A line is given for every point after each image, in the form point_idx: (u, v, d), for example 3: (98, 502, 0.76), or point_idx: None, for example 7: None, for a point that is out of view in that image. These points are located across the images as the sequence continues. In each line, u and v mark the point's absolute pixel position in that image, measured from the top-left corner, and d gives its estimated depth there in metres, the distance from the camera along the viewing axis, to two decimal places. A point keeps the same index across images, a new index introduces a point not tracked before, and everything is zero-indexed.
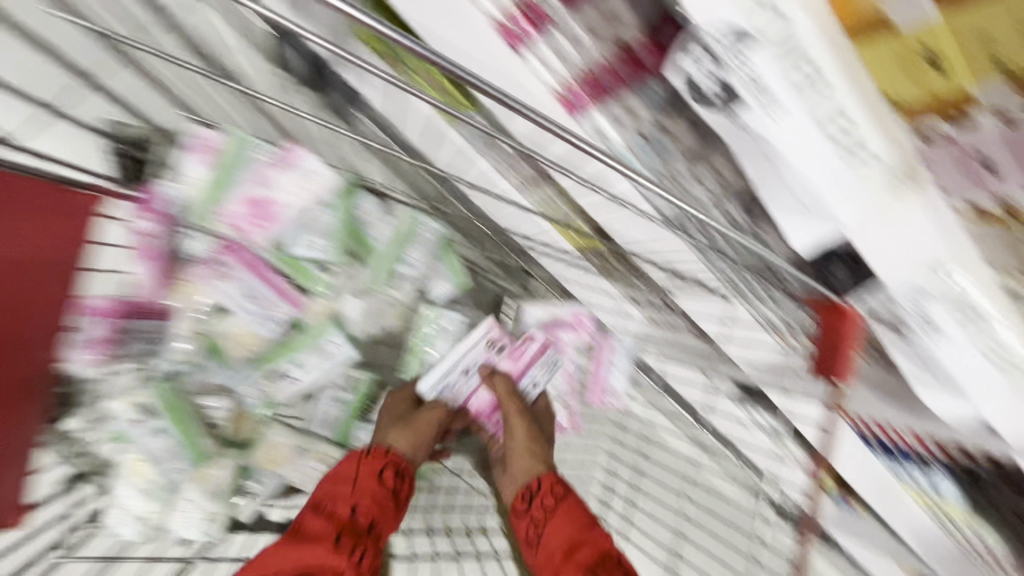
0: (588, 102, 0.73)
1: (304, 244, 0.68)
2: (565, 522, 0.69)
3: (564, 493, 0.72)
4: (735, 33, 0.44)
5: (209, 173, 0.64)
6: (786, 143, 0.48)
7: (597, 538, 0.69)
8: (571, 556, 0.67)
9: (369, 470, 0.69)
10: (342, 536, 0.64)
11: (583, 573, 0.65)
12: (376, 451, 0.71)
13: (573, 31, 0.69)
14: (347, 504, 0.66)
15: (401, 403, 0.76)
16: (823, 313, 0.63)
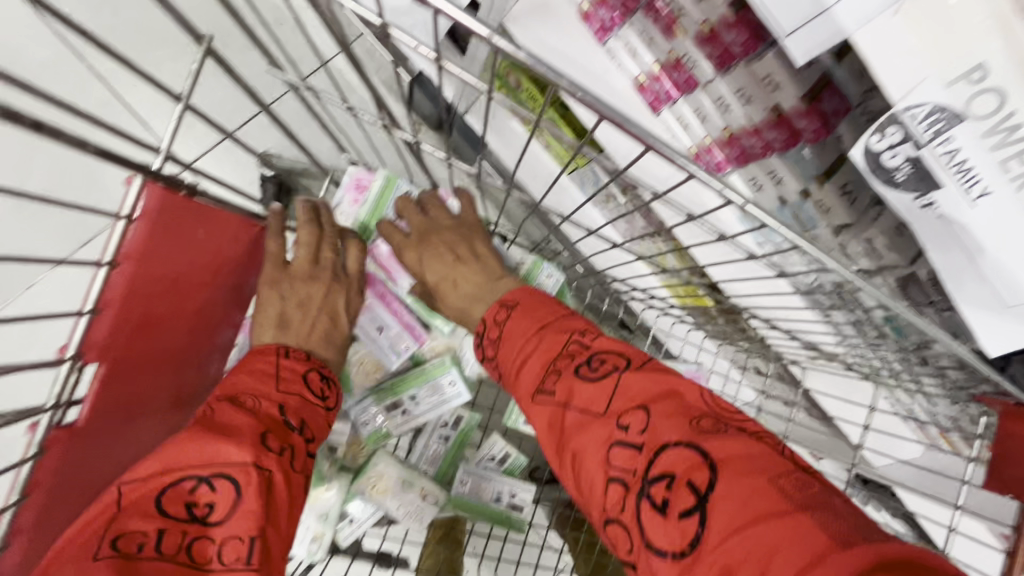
0: (728, 167, 0.69)
1: None
2: (519, 323, 0.57)
3: (513, 305, 0.59)
4: (937, 110, 0.40)
5: (366, 207, 0.68)
6: (988, 232, 0.43)
7: (554, 338, 0.55)
8: (522, 375, 0.55)
9: (294, 376, 0.55)
10: (310, 390, 0.55)
11: (540, 388, 0.53)
12: (296, 355, 0.56)
13: (720, 93, 0.67)
14: (273, 402, 0.52)
15: (308, 295, 0.59)
16: (1005, 418, 0.56)
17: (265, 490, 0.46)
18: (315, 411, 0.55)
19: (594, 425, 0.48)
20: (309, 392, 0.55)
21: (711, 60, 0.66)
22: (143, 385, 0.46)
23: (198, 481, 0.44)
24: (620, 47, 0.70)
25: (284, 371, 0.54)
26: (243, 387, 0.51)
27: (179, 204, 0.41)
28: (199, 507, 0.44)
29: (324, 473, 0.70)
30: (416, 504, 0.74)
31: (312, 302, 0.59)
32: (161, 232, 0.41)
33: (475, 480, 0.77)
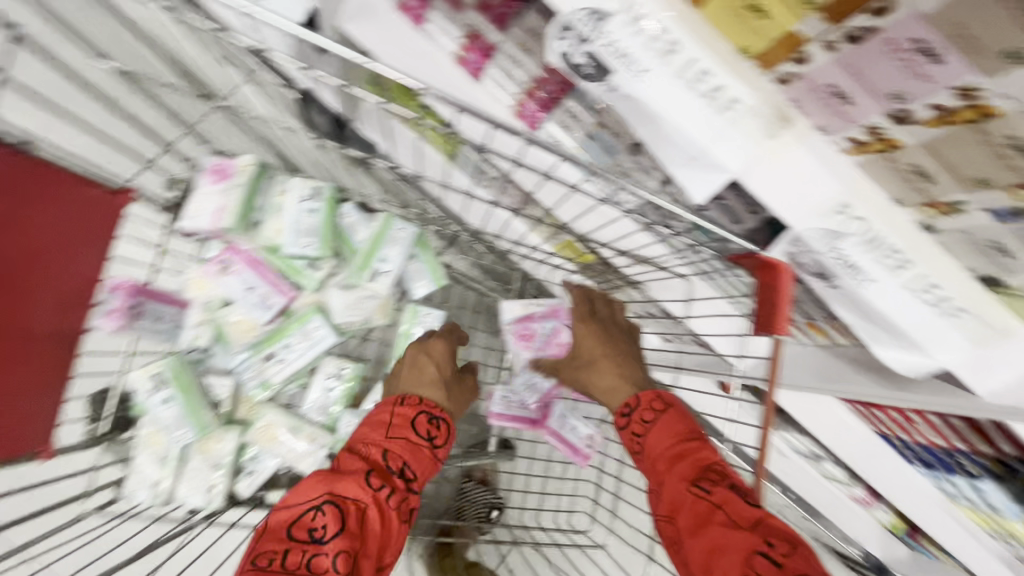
0: (541, 115, 0.85)
1: (296, 242, 0.78)
2: (659, 433, 0.67)
3: (667, 405, 0.69)
4: (589, 11, 0.52)
5: (238, 192, 0.76)
6: (657, 99, 0.55)
7: (696, 450, 0.65)
8: (671, 468, 0.64)
9: (402, 420, 0.69)
10: (421, 433, 0.69)
11: (690, 485, 0.62)
12: (393, 399, 0.72)
13: (514, 52, 0.81)
14: (381, 447, 0.66)
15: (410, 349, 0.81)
16: (758, 270, 0.65)
17: (361, 523, 0.60)
18: (428, 452, 0.68)
19: (727, 530, 0.56)
20: (421, 436, 0.69)
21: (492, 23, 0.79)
22: None
23: (311, 510, 0.59)
24: (435, 30, 0.86)
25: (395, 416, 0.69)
26: (362, 438, 0.67)
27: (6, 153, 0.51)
28: (319, 530, 0.57)
29: (210, 425, 0.77)
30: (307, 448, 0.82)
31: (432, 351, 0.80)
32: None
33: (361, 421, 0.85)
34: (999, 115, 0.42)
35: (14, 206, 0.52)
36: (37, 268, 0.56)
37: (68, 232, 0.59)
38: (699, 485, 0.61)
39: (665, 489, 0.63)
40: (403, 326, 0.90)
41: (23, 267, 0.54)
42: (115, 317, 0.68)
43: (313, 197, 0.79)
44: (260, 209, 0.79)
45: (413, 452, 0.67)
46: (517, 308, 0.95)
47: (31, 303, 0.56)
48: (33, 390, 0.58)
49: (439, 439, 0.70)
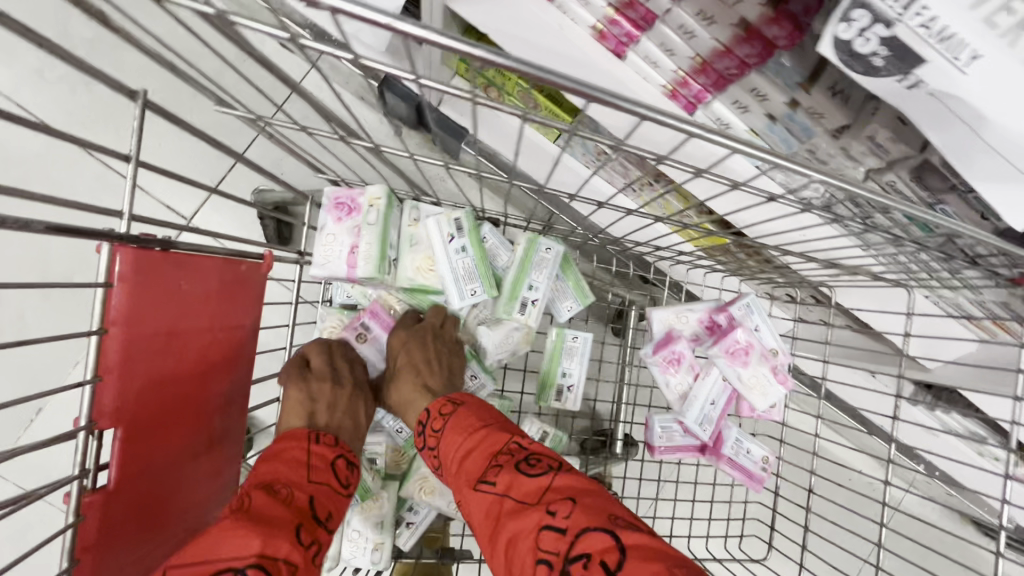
0: (708, 94, 0.69)
1: (465, 293, 0.69)
2: (452, 437, 0.59)
3: (459, 405, 0.62)
4: None
5: (373, 232, 0.66)
6: (987, 98, 0.39)
7: (488, 439, 0.58)
8: (465, 469, 0.56)
9: (298, 454, 0.54)
10: (479, 461, 0.56)
11: (478, 484, 0.54)
12: (301, 433, 0.56)
13: (681, 20, 0.64)
14: (304, 492, 0.51)
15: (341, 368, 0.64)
16: None
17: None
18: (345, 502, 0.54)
19: (528, 511, 0.50)
20: (482, 461, 0.56)
21: None
22: (170, 443, 0.44)
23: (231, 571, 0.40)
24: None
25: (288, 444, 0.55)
26: (448, 448, 0.59)
27: (154, 255, 0.40)
28: None
29: (370, 486, 0.72)
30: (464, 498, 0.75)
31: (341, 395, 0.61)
32: (143, 287, 0.40)
33: None
34: None
35: (178, 314, 0.43)
36: (208, 374, 0.47)
37: (231, 321, 0.49)
38: (487, 481, 0.54)
39: (464, 499, 0.55)
40: (548, 357, 0.80)
41: (195, 378, 0.45)
42: None
43: (457, 234, 0.68)
44: (394, 245, 0.69)
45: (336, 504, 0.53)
46: (669, 317, 0.82)
47: (211, 411, 0.48)
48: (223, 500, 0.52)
49: (350, 481, 0.56)
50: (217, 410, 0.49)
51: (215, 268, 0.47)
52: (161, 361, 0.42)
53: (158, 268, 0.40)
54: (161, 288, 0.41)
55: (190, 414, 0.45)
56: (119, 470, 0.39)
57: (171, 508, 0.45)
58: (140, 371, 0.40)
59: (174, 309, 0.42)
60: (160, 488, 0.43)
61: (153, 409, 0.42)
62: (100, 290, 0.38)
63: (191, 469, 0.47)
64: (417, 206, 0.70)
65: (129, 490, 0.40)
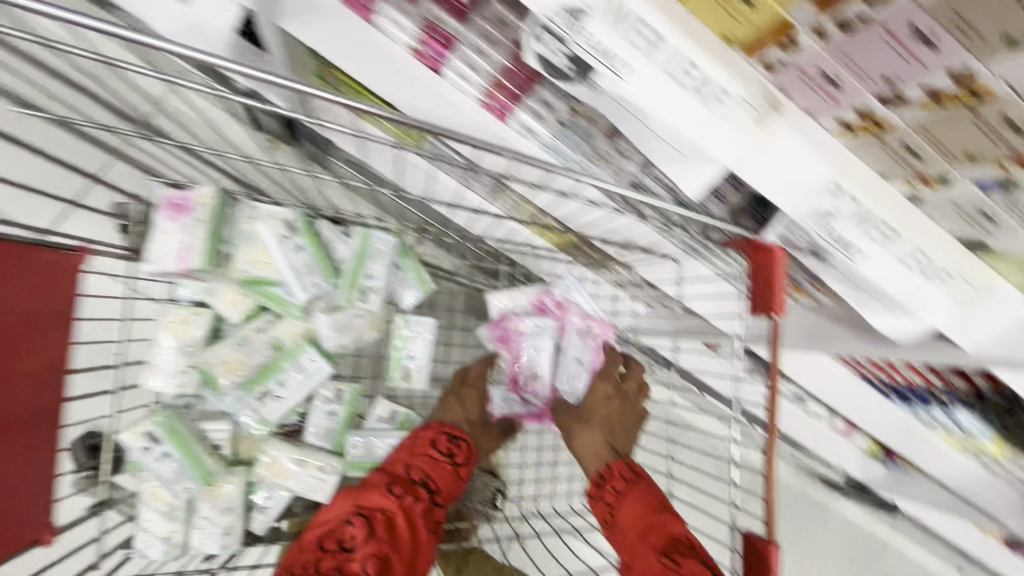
0: (513, 105, 0.81)
1: (305, 286, 0.76)
2: (633, 499, 0.70)
3: (637, 479, 0.73)
4: (563, 10, 0.49)
5: (203, 228, 0.71)
6: (644, 97, 0.53)
7: (666, 520, 0.66)
8: (643, 535, 0.66)
9: (425, 445, 0.79)
10: (662, 537, 0.64)
11: (660, 555, 0.62)
12: (432, 428, 0.81)
13: (475, 43, 0.76)
14: (421, 479, 0.76)
15: (458, 391, 0.93)
16: (749, 252, 0.66)
17: (387, 526, 0.69)
18: (447, 468, 0.78)
19: None
20: (663, 539, 0.64)
21: (451, 15, 0.73)
22: None
23: None
24: (387, 23, 0.79)
25: (420, 438, 0.80)
26: (628, 509, 0.69)
27: None
28: None
29: (213, 471, 0.75)
30: (316, 477, 0.80)
31: (468, 399, 0.92)
32: None
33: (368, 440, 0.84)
34: (992, 94, 0.43)
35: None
36: (11, 349, 0.53)
37: (33, 304, 0.56)
38: (671, 556, 0.61)
39: (638, 558, 0.64)
40: (393, 346, 0.88)
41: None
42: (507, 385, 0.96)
43: (290, 233, 0.75)
44: (228, 241, 0.75)
45: (435, 473, 0.77)
46: (503, 300, 0.95)
47: (13, 384, 0.54)
48: (25, 478, 0.56)
49: (458, 458, 0.80)
50: (21, 385, 0.54)
51: (12, 253, 0.54)
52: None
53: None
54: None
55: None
56: None
57: None
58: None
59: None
60: None
61: None
62: None
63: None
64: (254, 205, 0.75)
65: None
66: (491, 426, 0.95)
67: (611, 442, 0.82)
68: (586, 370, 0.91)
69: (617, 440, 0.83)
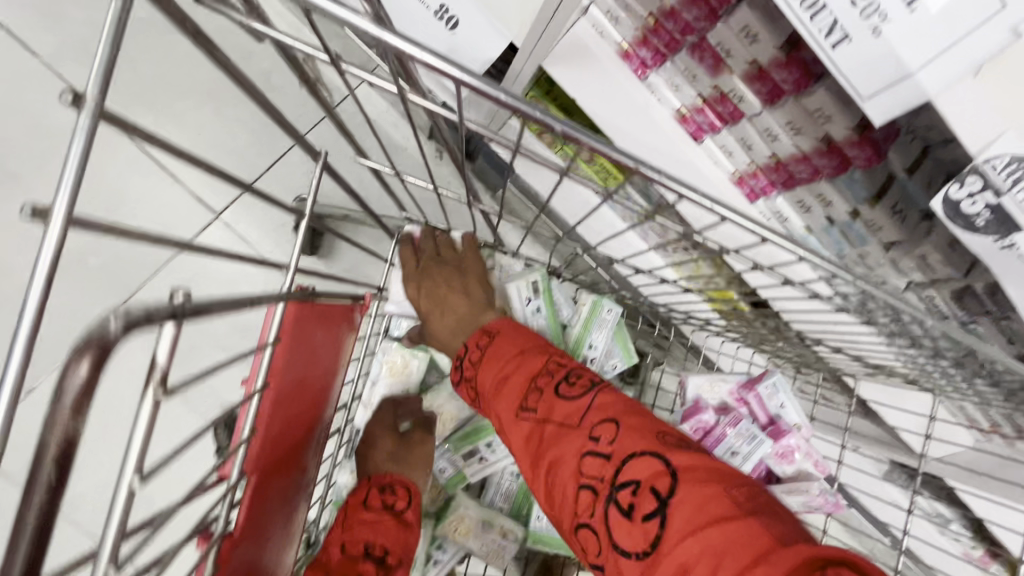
0: (774, 189, 0.74)
1: None
2: (490, 364, 0.57)
3: (495, 332, 0.60)
4: (1019, 160, 0.42)
5: None
6: None
7: (531, 361, 0.56)
8: (498, 397, 0.56)
9: (355, 502, 0.60)
10: (526, 397, 0.54)
11: (520, 412, 0.54)
12: (369, 481, 0.62)
13: (769, 125, 0.68)
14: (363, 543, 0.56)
15: (367, 444, 0.67)
16: None
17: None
18: (390, 521, 0.59)
19: (569, 437, 0.51)
20: (563, 397, 0.53)
21: (759, 96, 0.67)
22: (277, 483, 0.51)
23: None
24: (662, 83, 0.74)
25: (347, 503, 0.60)
26: (484, 372, 0.57)
27: (308, 317, 0.48)
28: None
29: None
30: (496, 543, 0.76)
31: (377, 445, 0.66)
32: (292, 349, 0.47)
33: (550, 513, 0.78)
34: None
35: (310, 362, 0.51)
36: (310, 420, 0.54)
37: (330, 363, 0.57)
38: (527, 408, 0.54)
39: (507, 426, 0.55)
40: None
41: (305, 416, 0.53)
42: (702, 432, 0.83)
43: (533, 295, 0.72)
44: None
45: (375, 530, 0.57)
46: (704, 386, 0.86)
47: (306, 442, 0.55)
48: (290, 543, 0.58)
49: (401, 504, 0.61)
50: (311, 442, 0.56)
51: (337, 317, 0.54)
52: (291, 403, 0.49)
53: (308, 320, 0.48)
54: (308, 336, 0.49)
55: (293, 458, 0.53)
56: (246, 513, 0.46)
57: (267, 542, 0.51)
58: (278, 412, 0.47)
59: (310, 355, 0.50)
60: (263, 525, 0.50)
61: (275, 451, 0.49)
62: (266, 352, 0.44)
63: (286, 509, 0.54)
64: (499, 262, 0.75)
65: (248, 529, 0.47)
66: (415, 437, 0.69)
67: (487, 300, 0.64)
68: (810, 505, 0.80)
69: (461, 330, 0.63)
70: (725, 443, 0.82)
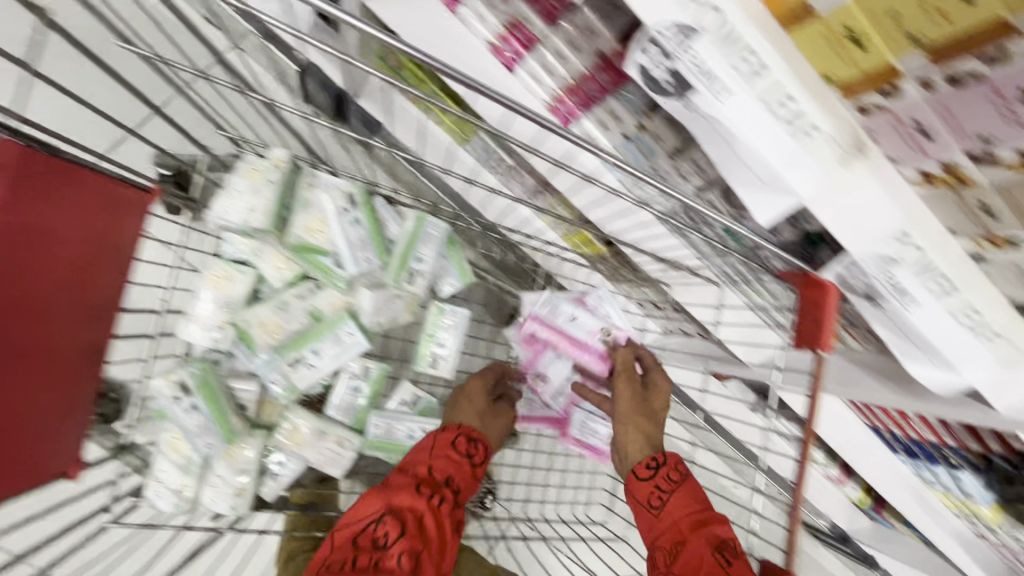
0: (579, 112, 0.81)
1: (358, 261, 0.76)
2: (682, 496, 0.66)
3: (686, 473, 0.69)
4: (679, 28, 0.50)
5: (271, 190, 0.72)
6: (738, 124, 0.54)
7: (715, 519, 0.64)
8: (692, 531, 0.64)
9: (443, 442, 0.75)
10: (715, 551, 0.61)
11: (712, 550, 0.61)
12: (453, 425, 0.77)
13: (556, 46, 0.76)
14: (427, 464, 0.73)
15: (457, 395, 0.83)
16: (803, 287, 0.67)
17: (420, 526, 0.67)
18: (468, 468, 0.74)
19: None
20: (721, 557, 0.60)
21: (540, 15, 0.74)
22: (29, 327, 0.51)
23: None
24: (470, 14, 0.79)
25: (442, 438, 0.75)
26: (677, 509, 0.66)
27: (34, 157, 0.49)
28: None
29: (237, 430, 0.75)
30: (334, 451, 0.80)
31: (476, 394, 0.82)
32: (19, 178, 0.48)
33: (388, 422, 0.83)
34: None
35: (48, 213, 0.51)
36: (84, 273, 0.56)
37: (111, 227, 0.59)
38: (723, 555, 0.60)
39: (686, 548, 0.63)
40: (426, 329, 0.88)
41: (71, 271, 0.55)
42: (529, 344, 0.94)
43: (350, 205, 0.75)
44: (288, 206, 0.75)
45: (457, 467, 0.73)
46: (537, 302, 0.93)
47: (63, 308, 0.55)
48: (74, 414, 0.58)
49: (478, 458, 0.76)
50: (84, 305, 0.57)
51: (89, 183, 0.55)
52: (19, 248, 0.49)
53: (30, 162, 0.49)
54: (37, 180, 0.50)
55: (54, 311, 0.54)
56: None
57: (21, 395, 0.51)
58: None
59: (52, 211, 0.52)
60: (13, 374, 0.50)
61: (17, 287, 0.50)
62: None
63: (49, 367, 0.54)
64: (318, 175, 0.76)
65: None
66: (501, 407, 0.85)
67: (653, 431, 0.75)
68: None
69: (645, 432, 0.75)
70: (546, 353, 0.93)
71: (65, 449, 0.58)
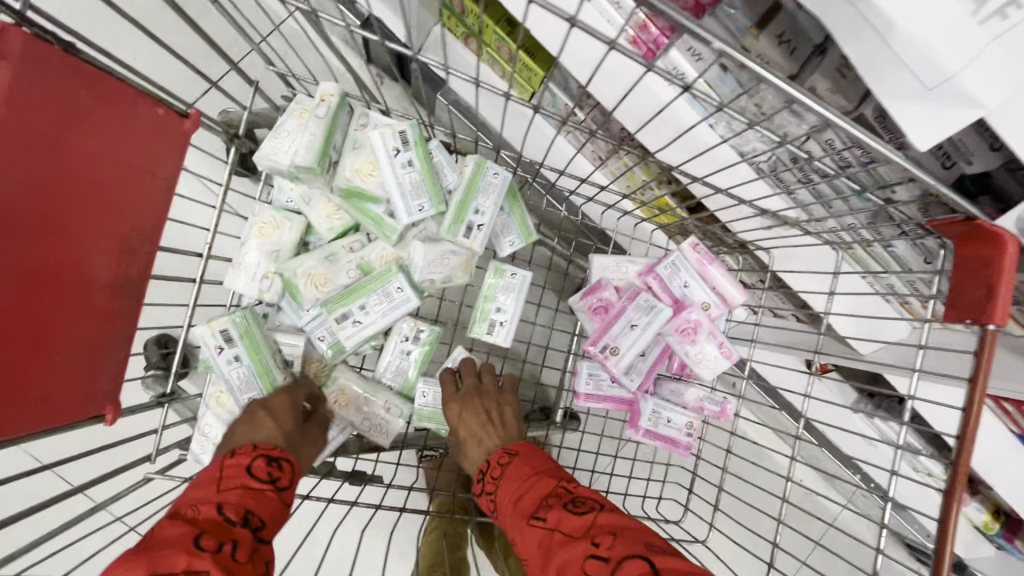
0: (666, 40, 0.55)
1: (411, 208, 0.69)
2: (510, 480, 0.61)
3: (515, 452, 0.65)
4: None
5: (319, 126, 0.66)
6: (902, 3, 0.40)
7: (543, 481, 0.60)
8: (519, 507, 0.58)
9: (235, 471, 0.53)
10: (535, 514, 0.56)
11: (531, 519, 0.56)
12: (247, 448, 0.56)
13: None
14: (214, 502, 0.49)
15: (256, 415, 0.62)
16: (965, 241, 0.51)
17: None
18: (274, 497, 0.54)
19: (573, 543, 0.51)
20: (543, 520, 0.55)
21: None
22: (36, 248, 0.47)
23: None
24: None
25: (226, 467, 0.53)
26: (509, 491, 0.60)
27: (45, 49, 0.45)
28: None
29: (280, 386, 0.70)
30: (381, 417, 0.75)
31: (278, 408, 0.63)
32: (22, 70, 0.43)
33: (437, 391, 0.77)
34: None
35: (64, 118, 0.47)
36: (108, 202, 0.52)
37: (144, 155, 0.55)
38: (539, 516, 0.56)
39: (519, 537, 0.56)
40: (483, 291, 0.79)
41: (93, 194, 0.50)
42: (598, 313, 0.81)
43: (403, 147, 0.68)
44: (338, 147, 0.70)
45: (258, 501, 0.52)
46: (610, 266, 0.82)
47: (91, 228, 0.51)
48: (106, 360, 0.55)
49: (285, 481, 0.56)
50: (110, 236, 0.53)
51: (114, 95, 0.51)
52: (33, 150, 0.45)
53: (46, 58, 0.45)
54: (48, 78, 0.46)
55: (76, 236, 0.50)
56: None
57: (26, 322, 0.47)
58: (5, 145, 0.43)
59: (69, 121, 0.47)
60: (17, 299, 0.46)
61: (23, 200, 0.45)
62: None
63: (63, 302, 0.50)
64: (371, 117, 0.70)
65: None
66: (310, 428, 0.66)
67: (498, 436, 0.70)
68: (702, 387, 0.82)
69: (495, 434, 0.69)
70: (617, 324, 0.78)
71: (104, 386, 0.55)
